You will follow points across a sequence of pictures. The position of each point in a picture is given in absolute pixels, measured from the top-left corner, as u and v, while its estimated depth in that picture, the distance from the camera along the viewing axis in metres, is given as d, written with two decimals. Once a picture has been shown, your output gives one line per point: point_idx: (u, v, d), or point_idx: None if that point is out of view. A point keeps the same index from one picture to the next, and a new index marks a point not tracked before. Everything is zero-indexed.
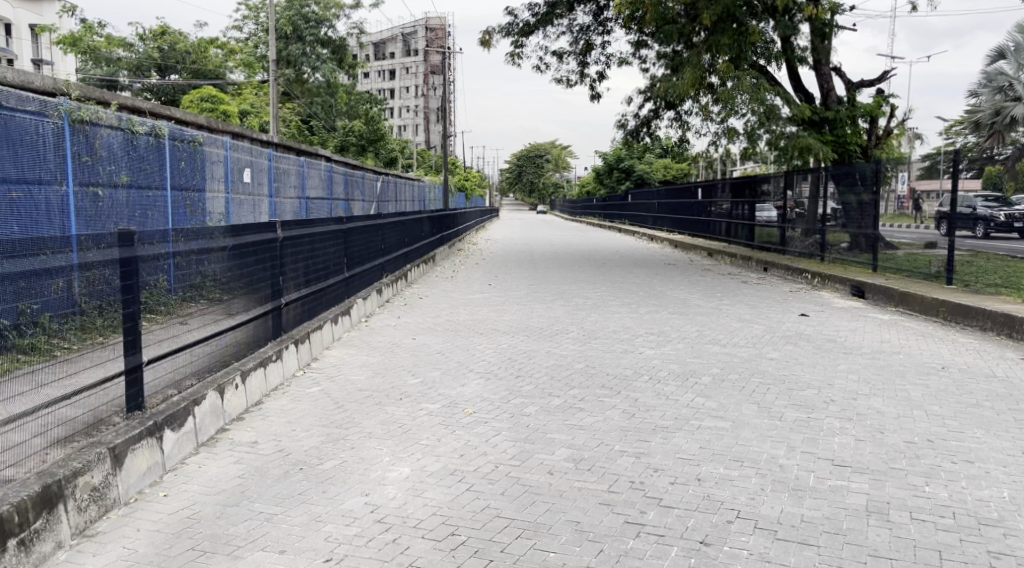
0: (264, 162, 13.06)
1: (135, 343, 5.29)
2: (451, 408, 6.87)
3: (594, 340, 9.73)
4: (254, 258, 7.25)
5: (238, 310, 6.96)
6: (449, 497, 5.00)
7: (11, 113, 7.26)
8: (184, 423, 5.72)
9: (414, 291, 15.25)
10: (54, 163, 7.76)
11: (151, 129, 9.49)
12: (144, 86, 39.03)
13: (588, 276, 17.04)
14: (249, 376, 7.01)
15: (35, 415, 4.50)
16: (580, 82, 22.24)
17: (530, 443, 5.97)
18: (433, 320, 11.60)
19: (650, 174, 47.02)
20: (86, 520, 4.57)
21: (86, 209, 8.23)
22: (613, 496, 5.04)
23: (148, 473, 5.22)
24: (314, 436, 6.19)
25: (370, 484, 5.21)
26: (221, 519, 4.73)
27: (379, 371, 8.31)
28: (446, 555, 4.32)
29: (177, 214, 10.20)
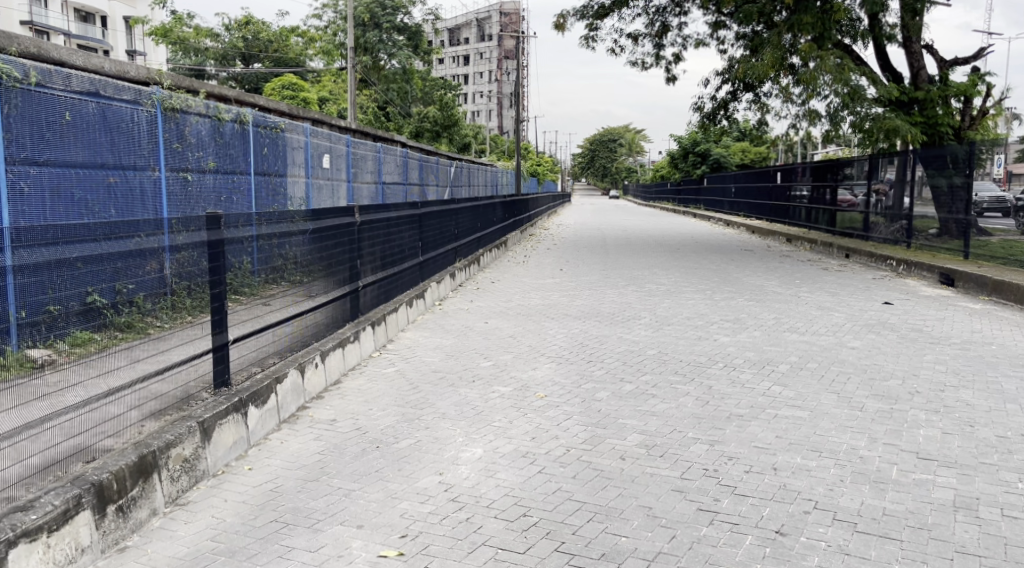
0: (343, 148, 13.32)
1: (221, 322, 5.52)
2: (523, 392, 6.93)
3: (668, 326, 9.66)
4: (334, 241, 7.44)
5: (318, 291, 7.15)
6: (521, 479, 5.06)
7: (109, 102, 7.57)
8: (267, 400, 5.93)
9: (487, 275, 15.39)
10: (147, 149, 8.07)
11: (236, 116, 9.78)
12: (229, 74, 40.24)
13: (662, 262, 16.89)
14: (328, 355, 7.20)
15: (132, 389, 4.71)
16: (656, 65, 21.92)
17: (602, 428, 5.98)
18: (505, 304, 11.69)
19: (727, 158, 46.11)
20: (178, 489, 4.78)
21: (177, 194, 8.56)
22: (686, 482, 5.01)
23: (235, 448, 5.43)
24: (390, 415, 6.33)
25: (444, 464, 5.30)
26: (301, 493, 4.89)
27: (453, 354, 8.42)
28: (518, 535, 4.37)
29: (261, 199, 10.51)
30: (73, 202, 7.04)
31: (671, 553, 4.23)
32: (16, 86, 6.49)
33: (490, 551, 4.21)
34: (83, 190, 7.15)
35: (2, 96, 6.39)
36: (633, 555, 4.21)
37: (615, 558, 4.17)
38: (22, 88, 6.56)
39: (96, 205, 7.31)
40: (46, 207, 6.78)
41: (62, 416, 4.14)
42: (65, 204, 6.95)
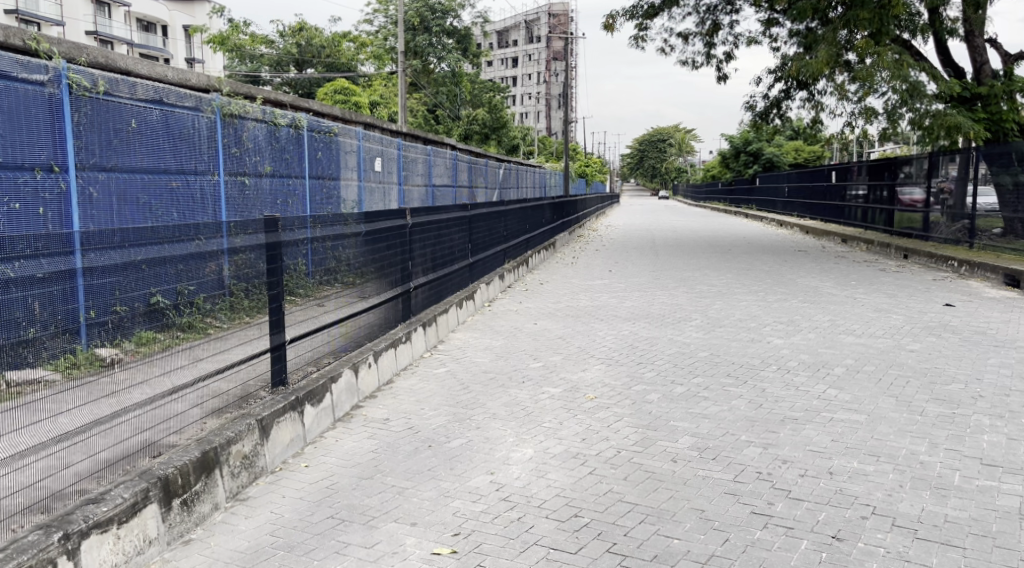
0: (394, 151, 13.48)
1: (279, 323, 5.65)
2: (573, 393, 6.95)
3: (720, 328, 9.59)
4: (386, 243, 7.56)
5: (371, 292, 7.27)
6: (573, 479, 5.09)
7: (171, 110, 7.78)
8: (323, 399, 6.06)
9: (536, 276, 15.42)
10: (207, 154, 8.29)
11: (291, 122, 9.98)
12: (284, 79, 40.98)
13: (712, 263, 16.76)
14: (381, 356, 7.32)
15: (194, 387, 4.85)
16: (707, 64, 21.75)
17: (653, 430, 5.97)
18: (554, 305, 11.72)
19: (780, 157, 45.50)
20: (238, 485, 4.92)
21: (235, 198, 8.78)
22: (739, 486, 4.99)
23: (292, 445, 5.56)
24: (441, 415, 6.40)
25: (495, 464, 5.36)
26: (356, 490, 4.99)
27: (502, 355, 8.48)
28: (570, 536, 4.39)
29: (315, 201, 10.71)
30: (139, 206, 7.28)
31: (724, 556, 4.21)
32: (84, 95, 6.75)
33: (542, 551, 4.24)
34: (148, 195, 7.38)
35: (72, 104, 6.64)
36: (685, 557, 4.20)
37: (668, 560, 4.17)
38: (90, 97, 6.81)
39: (160, 209, 7.54)
40: (114, 212, 7.02)
41: (128, 413, 4.26)
42: (131, 209, 7.19)
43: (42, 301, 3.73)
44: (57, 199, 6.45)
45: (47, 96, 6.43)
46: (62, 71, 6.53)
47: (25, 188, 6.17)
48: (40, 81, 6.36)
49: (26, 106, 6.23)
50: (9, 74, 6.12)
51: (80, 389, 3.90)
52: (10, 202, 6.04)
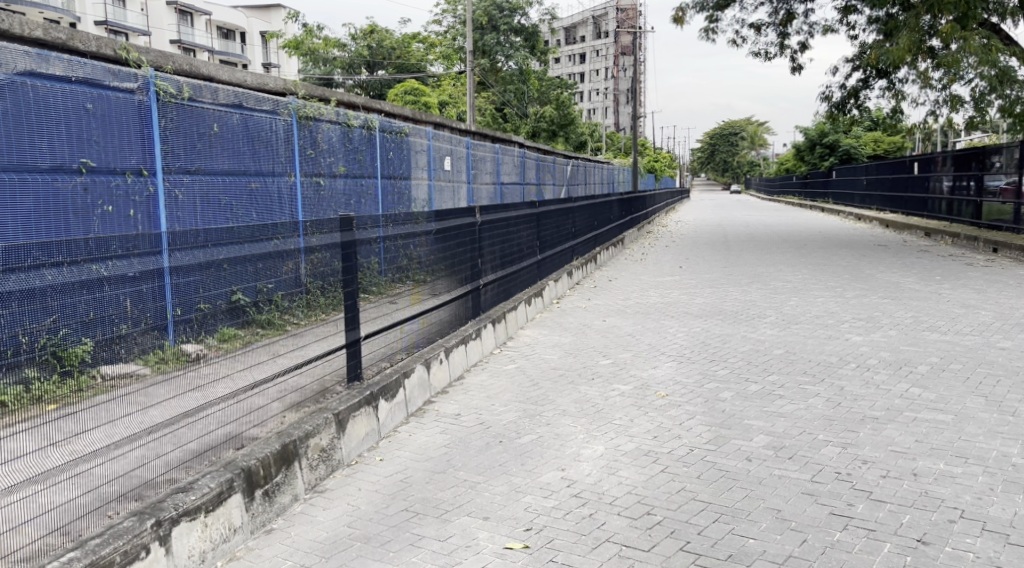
0: (463, 150, 13.61)
1: (354, 320, 5.79)
2: (643, 390, 6.92)
3: (796, 325, 9.42)
4: (456, 241, 7.65)
5: (442, 290, 7.37)
6: (645, 477, 5.08)
7: (249, 113, 8.01)
8: (395, 394, 6.19)
9: (605, 273, 15.37)
10: (284, 156, 8.52)
11: (364, 123, 10.18)
12: (355, 82, 41.64)
13: (787, 259, 16.44)
14: (452, 352, 7.43)
15: (273, 382, 5.00)
16: (780, 55, 21.34)
17: (727, 428, 5.92)
18: (623, 302, 11.67)
19: (858, 149, 44.23)
20: (316, 477, 5.07)
21: (311, 198, 9.01)
22: (818, 486, 4.91)
23: (367, 439, 5.70)
24: (512, 411, 6.46)
25: (566, 460, 5.38)
26: (430, 484, 5.08)
27: (572, 351, 8.50)
28: (642, 533, 4.38)
29: (387, 201, 10.91)
30: (220, 208, 7.55)
31: (802, 557, 4.15)
32: (171, 101, 7.02)
33: (615, 548, 4.24)
34: (228, 196, 7.64)
35: (160, 111, 6.91)
36: (761, 557, 4.15)
37: (743, 560, 4.13)
38: (176, 103, 7.08)
39: (240, 210, 7.80)
40: (198, 213, 7.29)
41: (212, 407, 4.41)
42: (214, 210, 7.46)
43: (133, 297, 3.83)
44: (146, 202, 6.73)
45: (137, 102, 6.71)
46: (150, 78, 6.80)
47: (118, 191, 6.47)
48: (130, 89, 6.64)
49: (117, 112, 6.51)
50: (101, 82, 6.41)
51: (168, 383, 3.99)
52: (103, 205, 6.34)
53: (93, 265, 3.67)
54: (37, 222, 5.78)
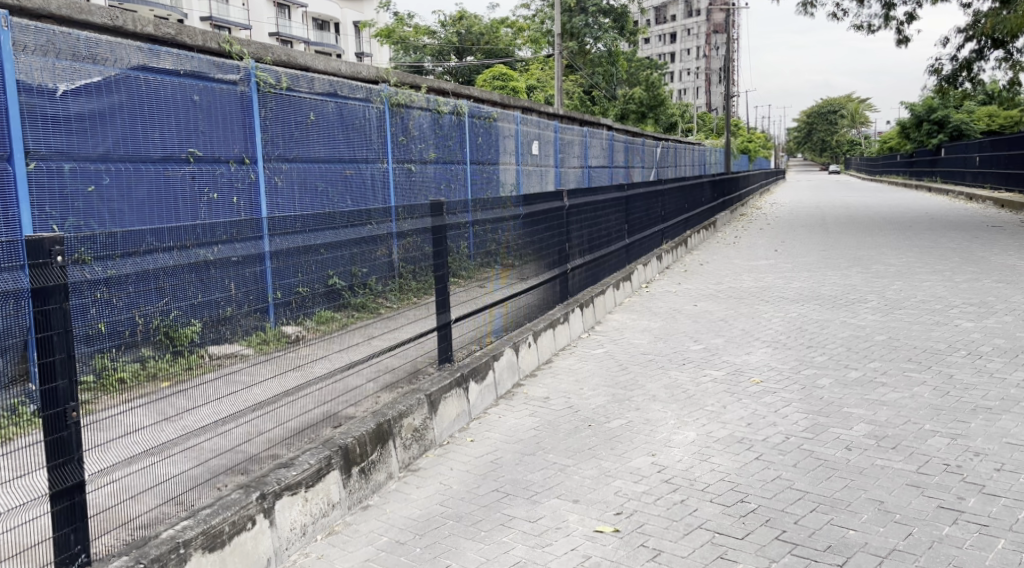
0: (551, 134, 13.63)
1: (445, 303, 5.91)
2: (737, 376, 6.83)
3: (900, 310, 9.10)
4: (545, 226, 7.69)
5: (530, 274, 7.43)
6: (738, 464, 5.02)
7: (344, 102, 8.21)
8: (485, 376, 6.32)
9: (696, 257, 15.16)
10: (377, 143, 8.73)
11: (454, 109, 10.31)
12: (445, 68, 41.97)
13: (891, 241, 15.85)
14: (540, 335, 7.50)
15: (370, 362, 5.15)
16: (885, 27, 20.58)
17: (825, 416, 5.79)
18: (715, 286, 11.49)
19: (969, 125, 42.01)
20: (410, 456, 5.23)
21: (402, 184, 9.21)
22: (924, 477, 4.76)
23: (457, 420, 5.84)
24: (601, 395, 6.48)
25: (656, 445, 5.37)
26: (520, 465, 5.16)
27: (661, 336, 8.44)
28: (736, 521, 4.32)
29: (476, 186, 11.04)
30: (316, 194, 7.79)
31: (908, 551, 4.01)
32: (270, 91, 7.25)
33: (707, 535, 4.19)
34: (324, 182, 7.88)
35: (260, 101, 7.17)
36: (863, 549, 4.03)
37: (843, 551, 4.01)
38: (275, 93, 7.32)
39: (335, 196, 8.03)
40: (296, 200, 7.56)
41: (311, 385, 4.58)
42: (310, 196, 7.72)
43: (238, 281, 3.97)
44: (247, 189, 7.00)
45: (239, 94, 6.95)
46: (251, 69, 7.04)
47: (222, 179, 6.75)
48: (232, 81, 6.90)
49: (221, 104, 6.77)
50: (206, 75, 6.67)
51: (270, 362, 4.18)
52: (209, 192, 6.62)
53: (200, 250, 3.81)
54: (150, 209, 6.11)
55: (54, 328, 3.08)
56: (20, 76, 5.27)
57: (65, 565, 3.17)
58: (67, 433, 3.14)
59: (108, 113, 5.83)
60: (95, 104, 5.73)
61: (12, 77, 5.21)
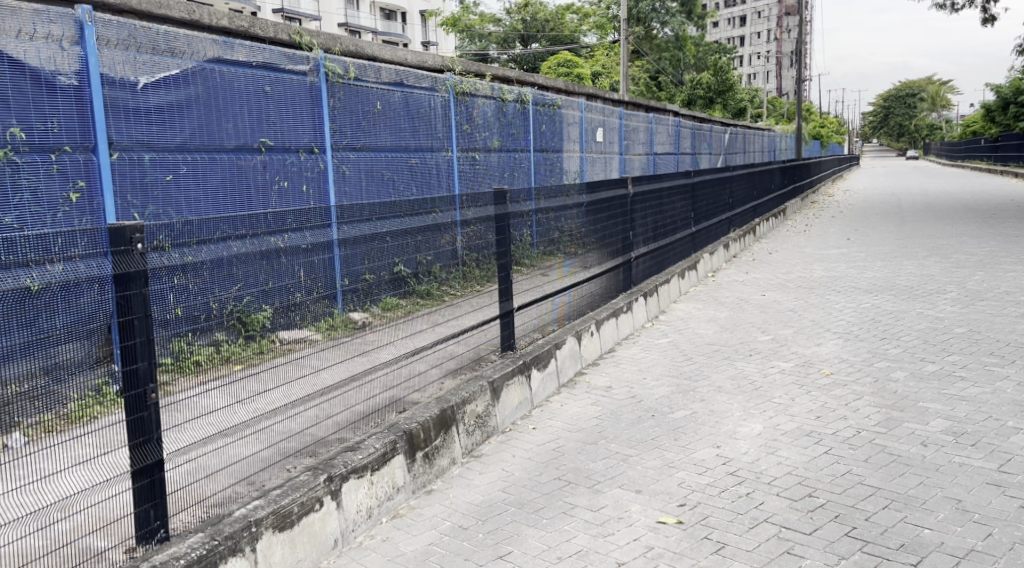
0: (616, 121, 13.54)
1: (508, 291, 5.94)
2: (806, 368, 6.72)
3: (981, 302, 8.80)
4: (608, 214, 7.66)
5: (593, 263, 7.41)
6: (806, 458, 4.95)
7: (410, 90, 8.29)
8: (547, 364, 6.36)
9: (764, 245, 14.90)
10: (442, 132, 8.81)
11: (518, 96, 10.32)
12: (510, 56, 41.96)
13: (972, 230, 15.31)
14: (603, 325, 7.50)
15: (434, 349, 5.22)
16: (968, 6, 19.83)
17: (899, 410, 5.66)
18: (785, 275, 11.28)
19: None
20: (473, 442, 5.30)
21: (467, 172, 9.28)
22: (1004, 477, 4.61)
23: (519, 408, 5.89)
24: (665, 385, 6.45)
25: (721, 437, 5.33)
26: (582, 454, 5.17)
27: (728, 326, 8.34)
28: (804, 516, 4.25)
29: (539, 174, 11.06)
30: (382, 182, 7.92)
31: (987, 552, 3.88)
32: (339, 81, 7.38)
33: (773, 529, 4.12)
34: (390, 170, 8.00)
35: (329, 90, 7.29)
36: (939, 549, 3.91)
37: (917, 550, 3.90)
38: (343, 83, 7.44)
39: (401, 184, 8.14)
40: (363, 188, 7.69)
41: (377, 371, 4.67)
42: (377, 184, 7.84)
43: (306, 269, 4.04)
44: (317, 177, 7.14)
45: (309, 84, 7.07)
46: (320, 60, 7.18)
47: (292, 168, 6.91)
48: (303, 71, 7.03)
49: (292, 94, 6.90)
50: (278, 66, 6.81)
51: (337, 347, 4.26)
52: (280, 181, 6.78)
53: (271, 238, 3.89)
54: (224, 197, 6.28)
55: (135, 313, 3.20)
56: (103, 69, 5.49)
57: (145, 539, 3.32)
58: (147, 413, 3.27)
59: (185, 104, 6.01)
60: (174, 95, 5.91)
61: (96, 70, 5.43)
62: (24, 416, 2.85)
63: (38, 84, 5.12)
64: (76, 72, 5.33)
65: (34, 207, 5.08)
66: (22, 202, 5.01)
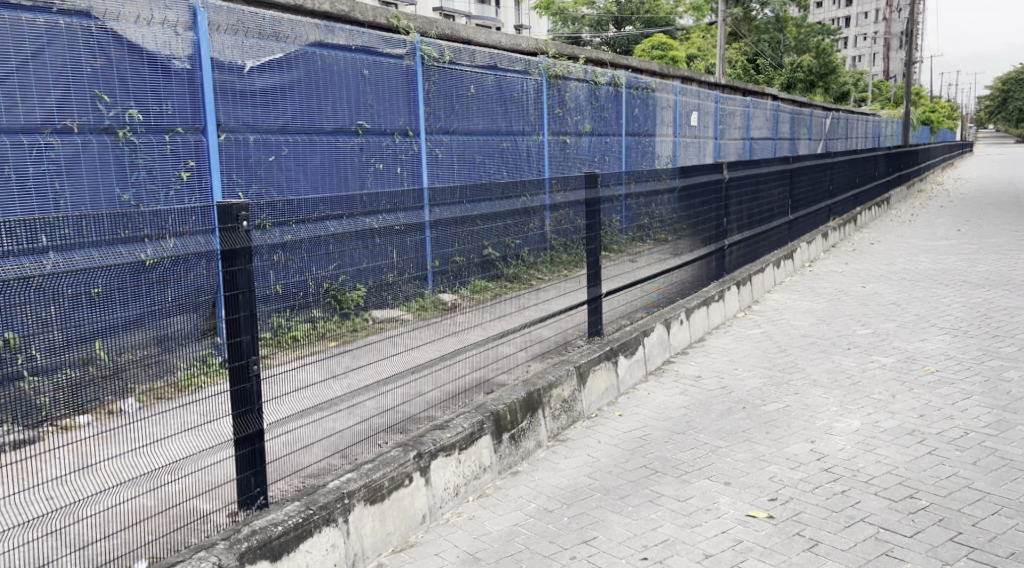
0: (711, 105, 13.28)
1: (596, 276, 5.92)
2: (909, 364, 6.48)
3: None
4: (702, 200, 7.52)
5: (684, 249, 7.30)
6: (907, 458, 4.78)
7: (503, 74, 8.32)
8: (635, 351, 6.32)
9: (866, 235, 14.39)
10: (534, 115, 8.81)
11: (611, 79, 10.23)
12: (603, 39, 41.65)
13: None
14: (693, 313, 7.41)
15: (521, 332, 5.24)
16: None
17: (1011, 412, 5.39)
18: (887, 267, 10.88)
19: None
20: (559, 426, 5.33)
21: (557, 157, 9.28)
22: None
23: (606, 394, 5.88)
24: (757, 377, 6.33)
25: (816, 432, 5.20)
26: (670, 444, 5.12)
27: (825, 319, 8.10)
28: (904, 518, 4.10)
29: (631, 158, 10.95)
30: (473, 165, 8.00)
31: None
32: (434, 65, 7.46)
33: (870, 529, 4.00)
34: (481, 154, 8.08)
35: (424, 74, 7.38)
36: None
37: None
38: (438, 66, 7.51)
39: (491, 167, 8.20)
40: (454, 171, 7.77)
41: (466, 351, 4.73)
42: (468, 167, 7.93)
43: (399, 249, 4.10)
44: (410, 160, 7.26)
45: (405, 67, 7.17)
46: (416, 44, 7.27)
47: (388, 150, 7.03)
48: (399, 55, 7.14)
49: (388, 77, 7.01)
50: (376, 50, 6.93)
51: (428, 327, 4.33)
52: (376, 163, 6.91)
53: (367, 218, 3.96)
54: (323, 179, 6.44)
55: (240, 288, 3.33)
56: (214, 54, 5.69)
57: (247, 505, 3.48)
58: (250, 384, 3.40)
59: (288, 87, 6.17)
60: (277, 78, 6.08)
61: (207, 54, 5.63)
62: (138, 382, 2.99)
63: (154, 68, 5.36)
64: (189, 57, 5.56)
65: (150, 184, 5.34)
66: (138, 180, 5.27)
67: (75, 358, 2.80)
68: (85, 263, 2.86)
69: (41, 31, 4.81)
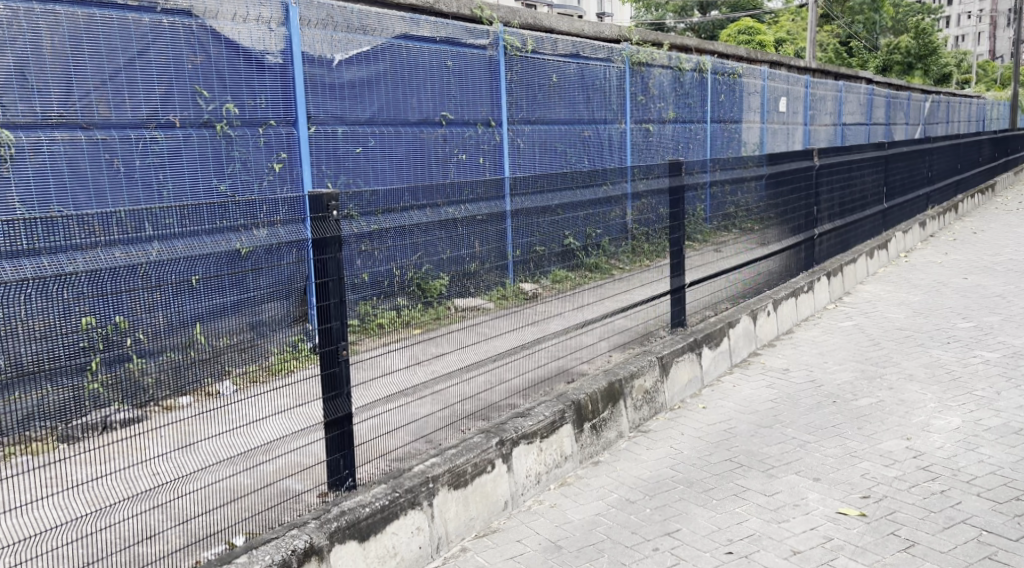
0: (800, 90, 12.92)
1: (679, 266, 5.86)
2: (1015, 360, 6.19)
3: None
4: (790, 188, 7.34)
5: (771, 238, 7.14)
6: (1012, 458, 4.57)
7: (585, 63, 8.28)
8: (719, 343, 6.23)
9: (968, 224, 13.77)
10: (616, 103, 8.75)
11: (696, 66, 10.07)
12: (689, 25, 40.98)
13: None
14: (780, 304, 7.25)
15: (603, 322, 5.22)
16: None
17: None
18: (991, 258, 10.39)
19: None
20: (641, 417, 5.30)
21: (640, 145, 9.20)
22: None
23: (690, 385, 5.82)
24: (848, 370, 6.15)
25: (912, 429, 5.02)
26: (755, 438, 5.03)
27: (922, 311, 7.81)
28: (1009, 521, 3.93)
29: (716, 146, 10.76)
30: (556, 154, 8.00)
31: None
32: (516, 55, 7.49)
33: (972, 531, 3.85)
34: (563, 143, 8.07)
35: (507, 64, 7.40)
36: None
37: None
38: (521, 56, 7.53)
39: (573, 156, 8.18)
40: (536, 160, 7.79)
41: (547, 340, 4.75)
42: (550, 157, 7.93)
43: (481, 239, 4.14)
44: (493, 150, 7.31)
45: (488, 57, 7.21)
46: (499, 34, 7.29)
47: (470, 141, 7.09)
48: (482, 45, 7.17)
49: (472, 68, 7.06)
50: (460, 40, 6.98)
51: (510, 316, 4.36)
52: (459, 154, 6.98)
53: (449, 208, 4.01)
54: (408, 170, 6.55)
55: (330, 275, 3.42)
56: (305, 48, 5.85)
57: (336, 486, 3.58)
58: (339, 368, 3.49)
59: (374, 80, 6.29)
60: (364, 71, 6.21)
61: (299, 49, 5.79)
62: (234, 365, 3.11)
63: (249, 63, 5.53)
64: (281, 51, 5.72)
65: (244, 175, 5.53)
66: (234, 171, 5.47)
67: (177, 341, 2.92)
68: (186, 251, 2.98)
69: (146, 30, 5.01)
